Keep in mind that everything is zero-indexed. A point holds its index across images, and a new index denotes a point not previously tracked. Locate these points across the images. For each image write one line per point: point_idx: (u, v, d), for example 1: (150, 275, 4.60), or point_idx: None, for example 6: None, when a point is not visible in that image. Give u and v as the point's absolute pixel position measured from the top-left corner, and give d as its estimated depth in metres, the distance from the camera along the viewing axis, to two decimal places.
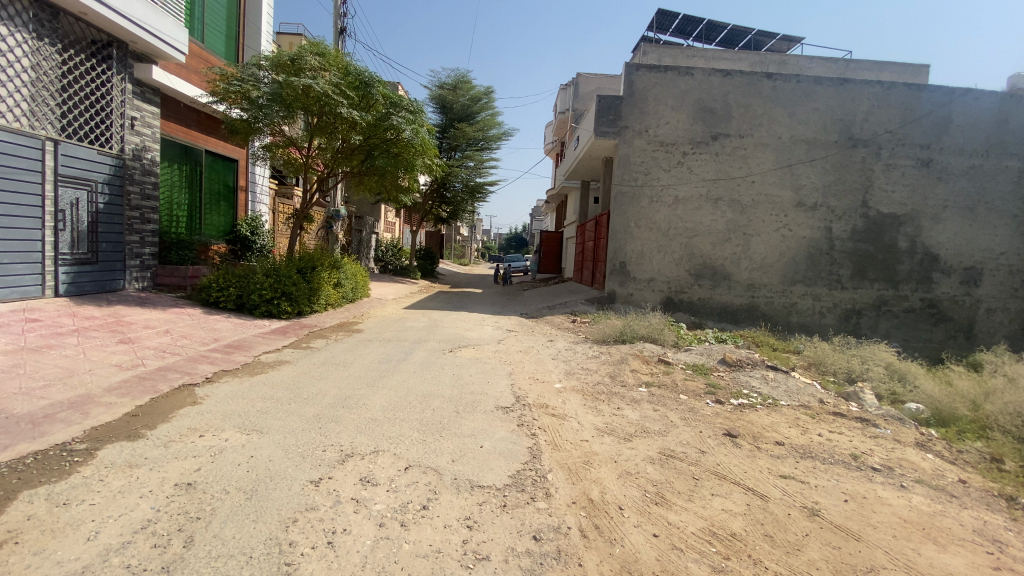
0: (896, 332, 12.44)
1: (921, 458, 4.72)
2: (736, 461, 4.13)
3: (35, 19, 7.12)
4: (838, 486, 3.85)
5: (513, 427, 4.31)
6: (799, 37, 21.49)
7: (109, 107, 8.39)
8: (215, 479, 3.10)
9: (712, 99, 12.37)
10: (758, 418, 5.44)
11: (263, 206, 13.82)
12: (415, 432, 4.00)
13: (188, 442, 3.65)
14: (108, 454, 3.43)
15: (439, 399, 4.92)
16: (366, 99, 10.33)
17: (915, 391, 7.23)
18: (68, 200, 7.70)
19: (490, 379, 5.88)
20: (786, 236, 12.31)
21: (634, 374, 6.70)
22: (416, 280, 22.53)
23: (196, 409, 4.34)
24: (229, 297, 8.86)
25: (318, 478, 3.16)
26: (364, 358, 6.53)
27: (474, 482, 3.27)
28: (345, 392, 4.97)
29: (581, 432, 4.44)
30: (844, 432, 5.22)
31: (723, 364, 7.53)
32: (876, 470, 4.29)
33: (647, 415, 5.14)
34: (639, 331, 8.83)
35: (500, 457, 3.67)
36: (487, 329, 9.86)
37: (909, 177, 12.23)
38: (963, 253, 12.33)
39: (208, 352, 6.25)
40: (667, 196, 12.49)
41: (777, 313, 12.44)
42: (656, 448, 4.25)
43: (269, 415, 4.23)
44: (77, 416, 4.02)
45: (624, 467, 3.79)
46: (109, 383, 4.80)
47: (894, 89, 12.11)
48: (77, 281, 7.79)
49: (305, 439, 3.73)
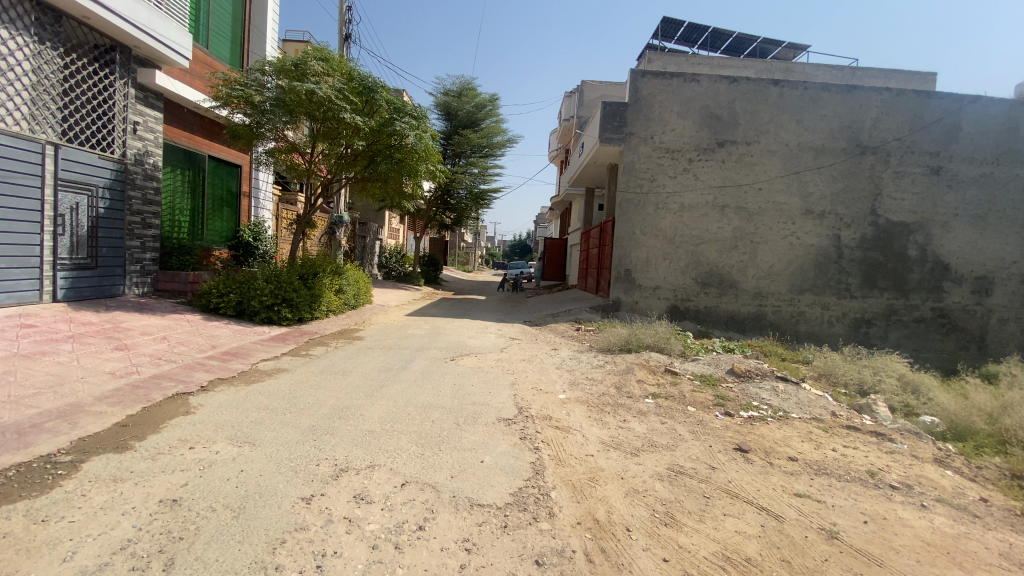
0: (906, 342, 12.19)
1: (941, 475, 4.52)
2: (749, 479, 3.95)
3: (37, 22, 7.11)
4: (856, 507, 3.65)
5: (515, 441, 4.15)
6: (804, 45, 21.48)
7: (111, 112, 8.34)
8: (203, 496, 2.96)
9: (718, 106, 12.26)
10: (770, 431, 5.25)
11: (266, 211, 13.80)
12: (413, 446, 3.85)
13: (176, 454, 3.51)
14: (93, 467, 3.29)
15: (439, 410, 4.76)
16: (369, 104, 10.21)
17: (930, 404, 7.05)
18: (68, 204, 7.62)
19: (492, 389, 5.71)
20: (794, 244, 12.13)
21: (640, 386, 6.50)
22: (420, 287, 22.47)
23: (188, 419, 4.20)
24: (228, 303, 8.74)
25: (309, 495, 3.01)
26: (364, 367, 6.40)
27: (473, 500, 3.11)
28: (342, 402, 4.82)
29: (587, 446, 4.27)
30: (860, 448, 5.02)
31: (732, 375, 7.34)
32: (895, 488, 4.09)
33: (654, 428, 4.97)
34: (645, 340, 8.65)
35: (501, 474, 3.50)
36: (490, 337, 9.71)
37: (919, 185, 12.05)
38: (974, 261, 12.09)
39: (204, 360, 6.12)
40: (673, 203, 12.37)
41: (786, 322, 12.24)
42: (664, 463, 4.08)
43: (262, 426, 4.09)
44: (65, 426, 3.90)
45: (631, 484, 3.62)
46: (101, 392, 4.67)
47: (902, 96, 11.96)
48: (75, 286, 7.70)
49: (298, 453, 3.59)
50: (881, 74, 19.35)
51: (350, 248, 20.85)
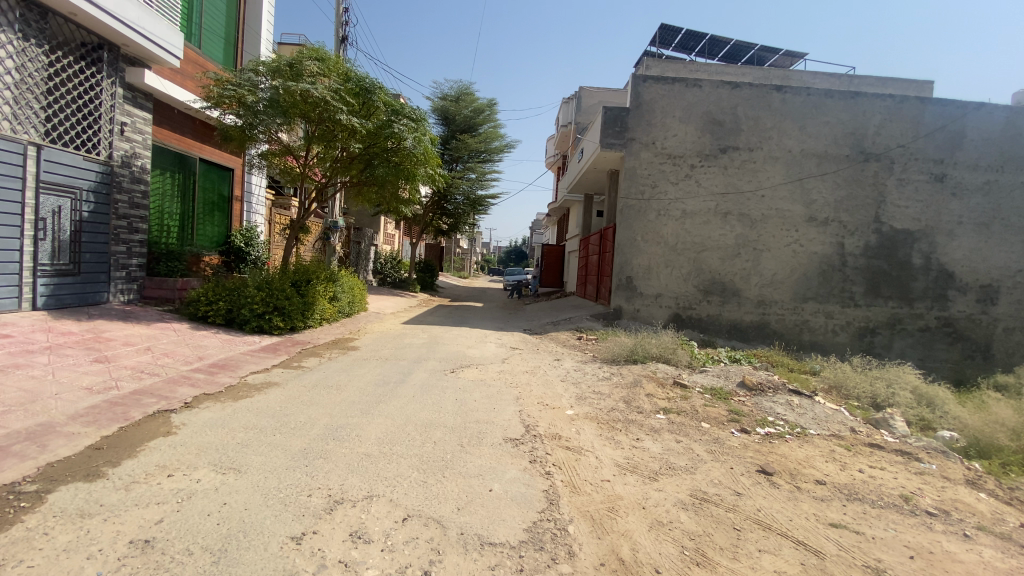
0: (911, 351, 11.99)
1: (977, 499, 4.25)
2: (778, 506, 3.65)
3: (21, 18, 6.80)
4: (898, 539, 3.36)
5: (525, 465, 3.83)
6: (801, 52, 21.53)
7: (97, 111, 7.99)
8: (180, 536, 2.60)
9: (721, 112, 12.08)
10: (792, 450, 4.97)
11: (258, 215, 13.44)
12: (414, 472, 3.52)
13: (153, 484, 3.15)
14: (59, 499, 2.94)
15: (442, 430, 4.44)
16: (366, 107, 9.96)
17: (948, 419, 6.83)
18: (49, 208, 7.20)
19: (496, 405, 5.38)
20: (797, 252, 11.93)
21: (650, 400, 6.19)
22: (416, 293, 22.13)
23: (168, 441, 3.84)
24: (218, 312, 8.38)
25: (300, 533, 2.68)
26: (360, 380, 6.08)
27: (483, 538, 2.78)
28: (336, 421, 4.48)
29: (602, 470, 3.96)
30: (887, 468, 4.75)
31: (743, 388, 7.04)
32: (932, 515, 3.81)
33: (670, 447, 4.67)
34: (651, 350, 8.38)
35: (513, 505, 3.18)
36: (490, 346, 9.38)
37: (923, 193, 11.90)
38: (979, 270, 11.93)
39: (190, 373, 5.75)
40: (674, 209, 12.16)
41: (789, 331, 12.00)
42: (686, 489, 3.77)
43: (249, 449, 3.75)
44: (34, 450, 3.53)
45: (655, 516, 3.30)
46: (75, 410, 4.29)
47: (905, 102, 11.84)
48: (56, 294, 7.32)
49: (289, 482, 3.25)
50: (879, 81, 19.36)
51: (345, 254, 20.54)
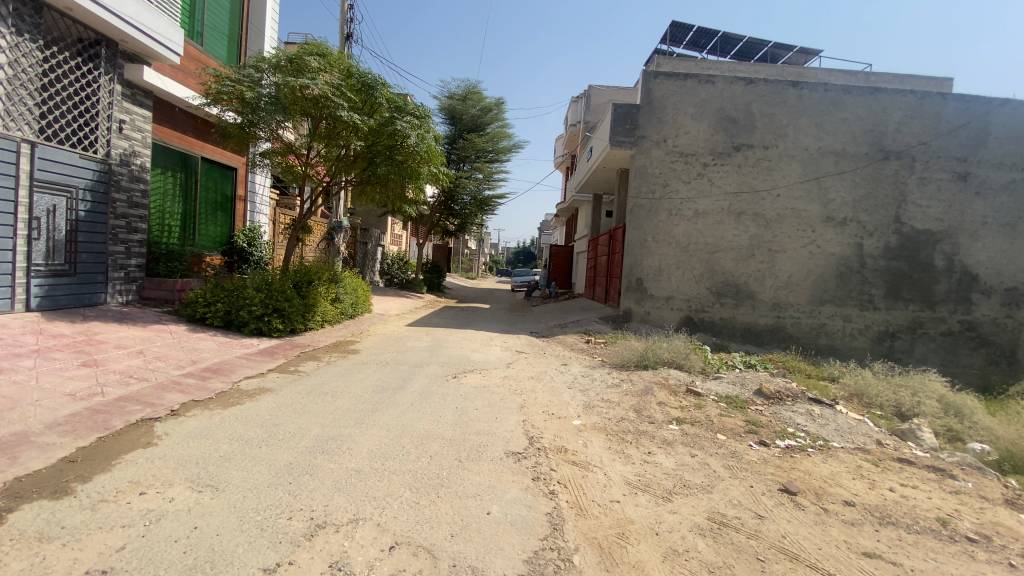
0: (932, 356, 11.49)
1: (1020, 523, 3.87)
2: (804, 532, 3.33)
3: (15, 13, 6.65)
4: (940, 571, 3.01)
5: (527, 484, 3.53)
6: (816, 49, 21.06)
7: (95, 109, 7.85)
8: (141, 566, 2.34)
9: (735, 108, 11.69)
10: (815, 466, 4.62)
11: (262, 215, 13.29)
12: (406, 491, 3.25)
13: (122, 503, 2.91)
14: (19, 520, 2.70)
15: (438, 442, 4.17)
16: (368, 103, 9.66)
17: (978, 430, 6.41)
18: (44, 207, 7.05)
19: (498, 414, 5.09)
20: (814, 253, 11.51)
21: (662, 409, 5.85)
22: (421, 294, 21.89)
23: (146, 454, 3.61)
24: (216, 313, 8.20)
25: (274, 564, 2.41)
26: (358, 386, 5.83)
27: (477, 571, 2.49)
28: (328, 433, 4.22)
29: (610, 489, 3.65)
30: (919, 487, 4.37)
31: (760, 397, 6.67)
32: (973, 542, 3.45)
33: (684, 462, 4.35)
34: (662, 355, 8.01)
35: (512, 531, 2.90)
36: (495, 350, 9.09)
37: (945, 192, 11.41)
38: (1004, 272, 11.41)
39: (181, 378, 5.53)
40: (686, 209, 11.79)
41: (805, 335, 11.57)
42: (702, 512, 3.46)
43: (231, 463, 3.51)
44: (2, 462, 3.31)
45: (669, 544, 3.00)
46: (54, 418, 4.07)
47: (927, 98, 11.37)
48: (51, 295, 7.16)
49: (269, 501, 3.00)
50: (897, 78, 18.85)
51: (351, 254, 20.43)
